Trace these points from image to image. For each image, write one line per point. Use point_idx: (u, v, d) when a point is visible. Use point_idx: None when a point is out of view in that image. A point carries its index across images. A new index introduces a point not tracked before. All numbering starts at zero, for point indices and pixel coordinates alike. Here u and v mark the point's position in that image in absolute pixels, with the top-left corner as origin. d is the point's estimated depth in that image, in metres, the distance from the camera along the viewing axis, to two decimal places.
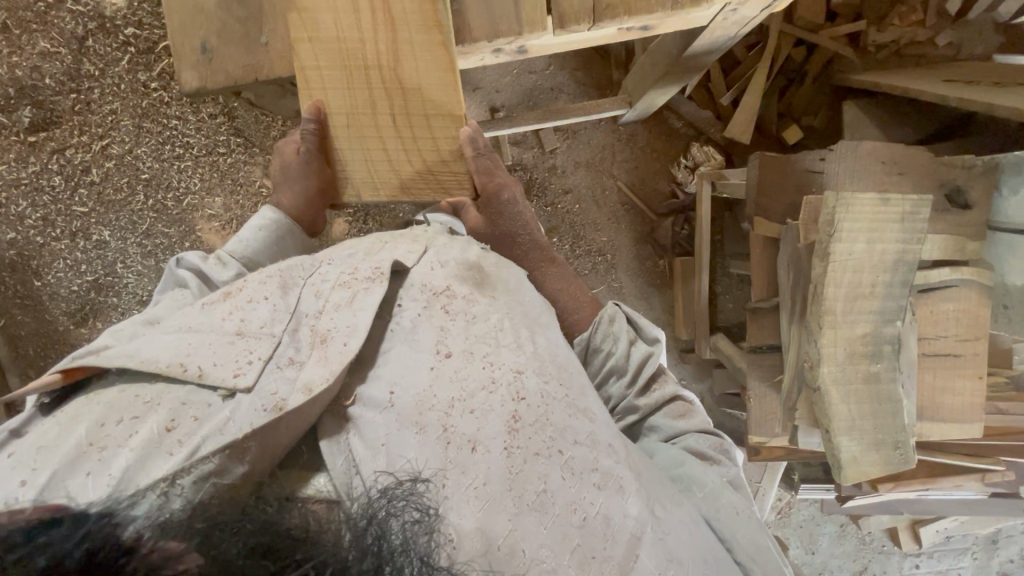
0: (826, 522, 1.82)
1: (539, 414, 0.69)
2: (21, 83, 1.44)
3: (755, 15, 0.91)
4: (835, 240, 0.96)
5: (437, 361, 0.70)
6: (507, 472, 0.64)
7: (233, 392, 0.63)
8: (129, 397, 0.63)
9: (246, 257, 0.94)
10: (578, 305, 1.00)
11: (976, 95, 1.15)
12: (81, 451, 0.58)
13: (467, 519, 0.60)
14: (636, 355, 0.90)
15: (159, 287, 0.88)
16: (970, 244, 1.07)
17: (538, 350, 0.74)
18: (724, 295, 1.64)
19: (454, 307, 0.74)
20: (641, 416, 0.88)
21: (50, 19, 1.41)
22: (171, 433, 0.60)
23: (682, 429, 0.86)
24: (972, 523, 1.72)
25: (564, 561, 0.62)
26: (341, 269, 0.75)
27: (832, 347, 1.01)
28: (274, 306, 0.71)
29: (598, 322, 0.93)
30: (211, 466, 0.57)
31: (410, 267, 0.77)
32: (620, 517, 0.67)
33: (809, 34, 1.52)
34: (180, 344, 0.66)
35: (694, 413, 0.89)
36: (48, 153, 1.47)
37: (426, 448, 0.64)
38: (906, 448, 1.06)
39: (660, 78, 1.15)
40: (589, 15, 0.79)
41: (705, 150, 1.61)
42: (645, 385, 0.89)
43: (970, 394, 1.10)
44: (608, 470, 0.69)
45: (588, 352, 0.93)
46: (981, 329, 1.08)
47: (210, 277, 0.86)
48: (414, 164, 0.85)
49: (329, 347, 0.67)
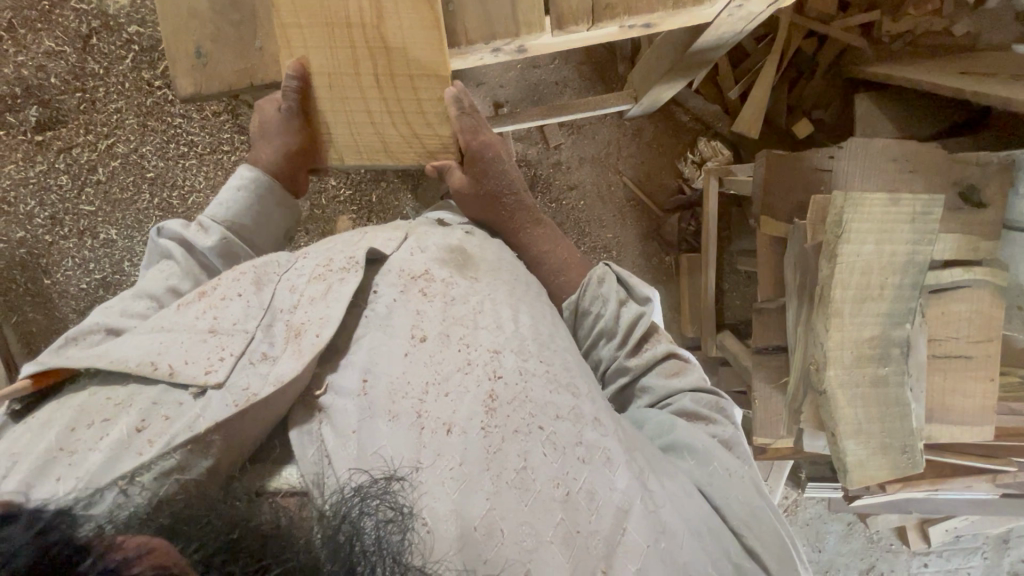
0: (833, 521, 1.81)
1: (518, 392, 0.68)
2: (26, 82, 1.43)
3: (761, 10, 0.88)
4: (842, 242, 0.97)
5: (413, 346, 0.70)
6: (485, 450, 0.63)
7: (204, 388, 0.63)
8: (100, 400, 0.63)
9: (231, 221, 0.90)
10: (562, 266, 0.98)
11: (993, 87, 1.12)
12: (50, 457, 0.57)
13: (442, 502, 0.59)
14: (626, 316, 0.88)
15: (147, 258, 0.88)
16: (983, 244, 1.05)
17: (519, 330, 0.74)
18: (731, 292, 1.62)
19: (432, 290, 0.76)
20: (633, 377, 0.87)
21: (54, 18, 1.41)
22: (142, 433, 0.59)
23: (674, 388, 0.83)
24: (982, 522, 1.69)
25: (547, 539, 0.60)
26: (315, 263, 0.77)
27: (839, 349, 1.01)
28: (247, 302, 0.72)
29: (586, 285, 0.92)
30: (173, 462, 0.57)
31: (389, 254, 0.80)
32: (607, 490, 0.65)
33: (821, 24, 1.49)
34: (150, 343, 0.67)
35: (690, 370, 0.86)
36: (54, 152, 1.47)
37: (399, 434, 0.63)
38: (914, 452, 1.05)
39: (664, 73, 1.13)
40: (587, 15, 0.77)
41: (712, 144, 1.57)
42: (636, 345, 0.87)
43: (981, 397, 1.08)
44: (594, 443, 0.67)
45: (577, 316, 0.93)
46: (993, 330, 1.06)
47: (194, 246, 0.85)
48: (398, 126, 0.85)
49: (303, 339, 0.68)
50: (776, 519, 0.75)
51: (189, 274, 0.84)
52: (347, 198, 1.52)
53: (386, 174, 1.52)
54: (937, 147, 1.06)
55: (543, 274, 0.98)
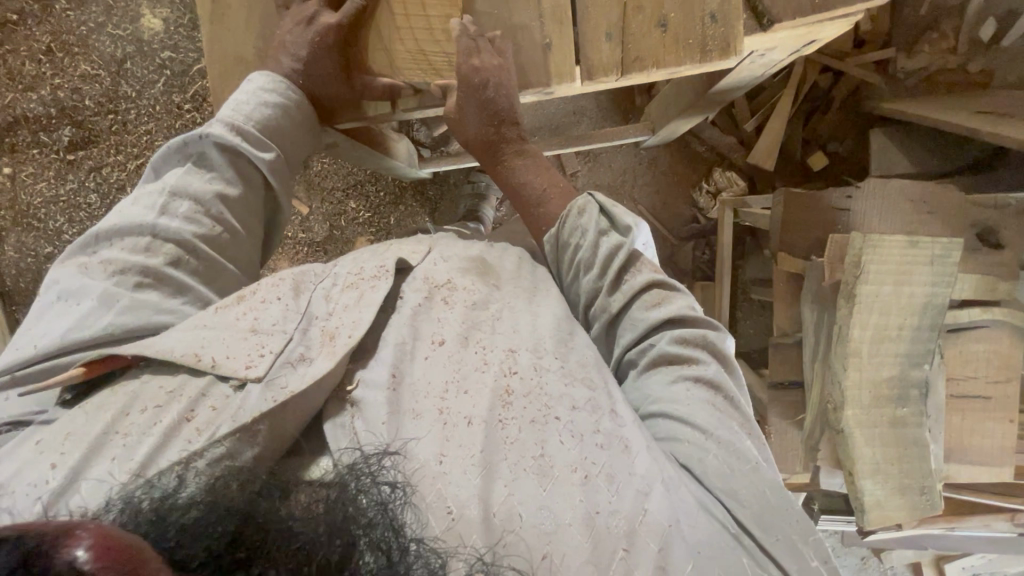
0: (846, 554, 1.80)
1: (534, 386, 0.65)
2: (62, 103, 1.49)
3: (781, 58, 0.94)
4: (860, 283, 1.00)
5: (432, 349, 0.69)
6: (503, 442, 0.61)
7: (244, 382, 0.63)
8: (154, 388, 0.63)
9: (266, 126, 0.84)
10: (542, 196, 0.89)
11: (1009, 129, 1.13)
12: (105, 438, 0.58)
13: (466, 490, 0.57)
14: (606, 246, 0.79)
15: (171, 146, 0.81)
16: (1001, 284, 1.05)
17: (537, 331, 0.71)
18: (744, 320, 1.62)
19: (455, 298, 0.74)
20: (614, 316, 0.77)
21: (91, 43, 1.48)
22: (190, 421, 0.60)
23: (652, 322, 0.74)
24: (1000, 561, 1.67)
25: (568, 522, 0.56)
26: (348, 271, 0.78)
27: (856, 389, 1.04)
28: (286, 305, 0.71)
29: (566, 215, 0.84)
30: (222, 450, 0.57)
31: (415, 265, 0.80)
32: (625, 474, 0.60)
33: (836, 61, 1.53)
34: (192, 337, 0.66)
35: (673, 300, 0.76)
36: (85, 171, 1.52)
37: (423, 432, 0.61)
38: (932, 493, 1.06)
39: (682, 111, 1.16)
40: (617, 67, 0.81)
41: (727, 175, 1.60)
42: (616, 278, 0.77)
43: (1001, 438, 1.07)
44: (613, 432, 0.63)
45: (558, 250, 0.85)
46: (1013, 371, 1.06)
47: (245, 156, 0.83)
48: (405, 42, 0.85)
49: (336, 341, 0.67)
50: (761, 472, 0.65)
51: (234, 183, 0.83)
52: (366, 220, 1.55)
53: (404, 198, 1.55)
54: (955, 189, 1.07)
55: (522, 204, 0.91)
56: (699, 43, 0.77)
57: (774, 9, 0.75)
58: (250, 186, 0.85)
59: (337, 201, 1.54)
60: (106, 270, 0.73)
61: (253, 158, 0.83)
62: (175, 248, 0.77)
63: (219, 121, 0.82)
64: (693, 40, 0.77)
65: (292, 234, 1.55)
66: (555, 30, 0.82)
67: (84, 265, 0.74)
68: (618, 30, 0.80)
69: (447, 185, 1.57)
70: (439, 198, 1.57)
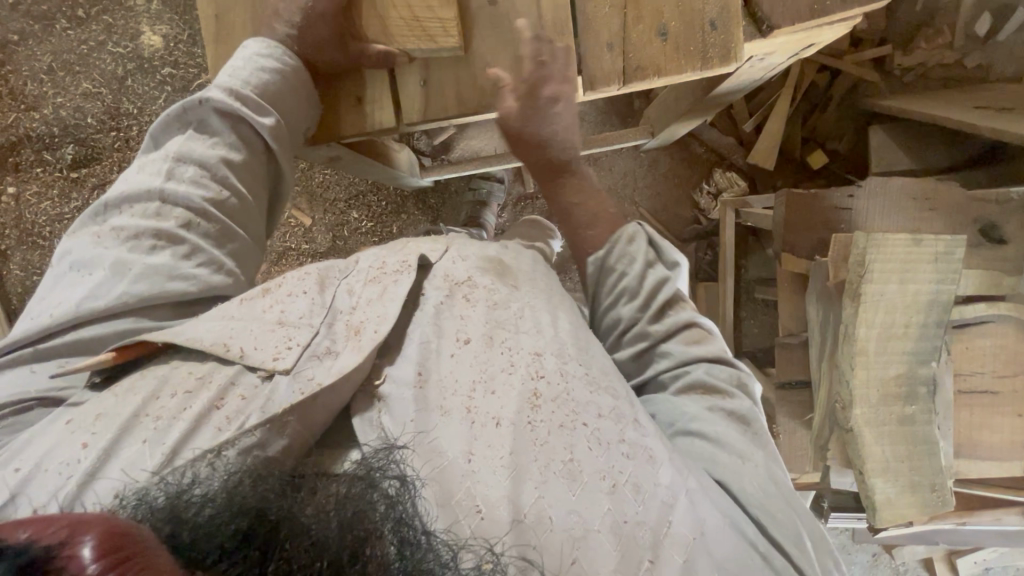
0: (857, 552, 1.80)
1: (561, 391, 0.65)
2: (65, 122, 1.50)
3: (780, 62, 0.94)
4: (865, 283, 1.01)
5: (458, 348, 0.68)
6: (531, 443, 0.61)
7: (272, 373, 0.63)
8: (183, 372, 0.63)
9: (264, 90, 0.84)
10: (591, 220, 0.86)
11: (1005, 122, 1.14)
12: (134, 420, 0.59)
13: (494, 489, 0.57)
14: (653, 278, 0.78)
15: (173, 112, 0.81)
16: (1005, 280, 1.05)
17: (559, 333, 0.71)
18: (749, 319, 1.62)
19: (476, 295, 0.73)
20: (653, 343, 0.77)
21: (92, 61, 1.49)
22: (220, 409, 0.60)
23: (693, 356, 0.74)
24: (1011, 554, 1.66)
25: (595, 528, 0.57)
26: (370, 266, 0.76)
27: (865, 388, 1.04)
28: (311, 300, 0.71)
29: (615, 241, 0.82)
30: (253, 440, 0.58)
31: (435, 262, 0.77)
32: (652, 485, 0.61)
33: (833, 60, 1.53)
34: (222, 329, 0.66)
35: (713, 340, 0.77)
36: (89, 188, 1.52)
37: (454, 432, 0.61)
38: (944, 489, 1.05)
39: (681, 115, 1.16)
40: (619, 77, 0.82)
41: (727, 176, 1.61)
42: (660, 311, 0.77)
43: (1011, 432, 1.07)
44: (637, 441, 0.64)
45: (600, 274, 0.82)
46: (1020, 365, 1.06)
47: (247, 121, 0.83)
48: (400, 10, 0.84)
49: (362, 335, 0.67)
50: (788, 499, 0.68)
51: (235, 148, 0.83)
52: (369, 230, 1.55)
53: (406, 207, 1.56)
54: (957, 186, 1.07)
55: (568, 229, 0.88)
56: (700, 51, 0.78)
57: (773, 15, 0.76)
58: (254, 152, 0.85)
59: (340, 212, 1.55)
60: (120, 236, 0.74)
61: (253, 121, 0.83)
62: (186, 212, 0.77)
63: (219, 87, 0.82)
64: (694, 48, 0.78)
65: (295, 245, 1.55)
66: (557, 40, 0.84)
67: (98, 234, 0.75)
68: (619, 39, 0.81)
69: (449, 192, 1.57)
70: (441, 206, 1.57)
